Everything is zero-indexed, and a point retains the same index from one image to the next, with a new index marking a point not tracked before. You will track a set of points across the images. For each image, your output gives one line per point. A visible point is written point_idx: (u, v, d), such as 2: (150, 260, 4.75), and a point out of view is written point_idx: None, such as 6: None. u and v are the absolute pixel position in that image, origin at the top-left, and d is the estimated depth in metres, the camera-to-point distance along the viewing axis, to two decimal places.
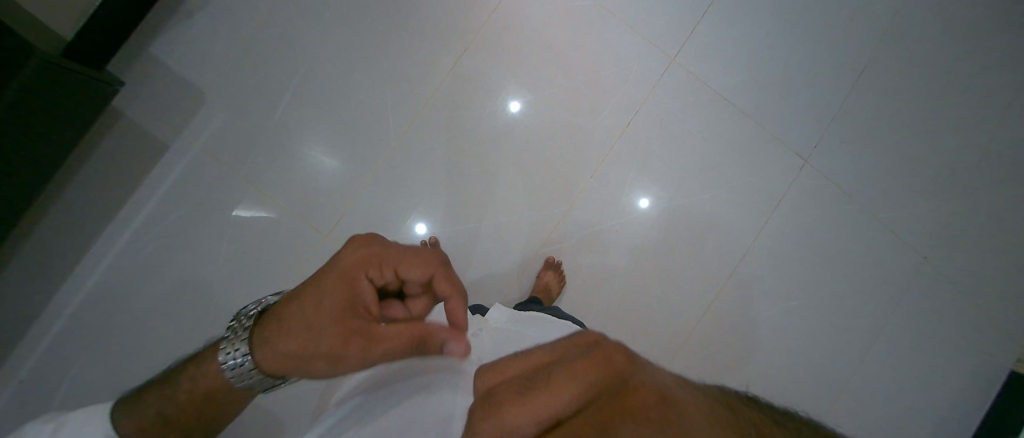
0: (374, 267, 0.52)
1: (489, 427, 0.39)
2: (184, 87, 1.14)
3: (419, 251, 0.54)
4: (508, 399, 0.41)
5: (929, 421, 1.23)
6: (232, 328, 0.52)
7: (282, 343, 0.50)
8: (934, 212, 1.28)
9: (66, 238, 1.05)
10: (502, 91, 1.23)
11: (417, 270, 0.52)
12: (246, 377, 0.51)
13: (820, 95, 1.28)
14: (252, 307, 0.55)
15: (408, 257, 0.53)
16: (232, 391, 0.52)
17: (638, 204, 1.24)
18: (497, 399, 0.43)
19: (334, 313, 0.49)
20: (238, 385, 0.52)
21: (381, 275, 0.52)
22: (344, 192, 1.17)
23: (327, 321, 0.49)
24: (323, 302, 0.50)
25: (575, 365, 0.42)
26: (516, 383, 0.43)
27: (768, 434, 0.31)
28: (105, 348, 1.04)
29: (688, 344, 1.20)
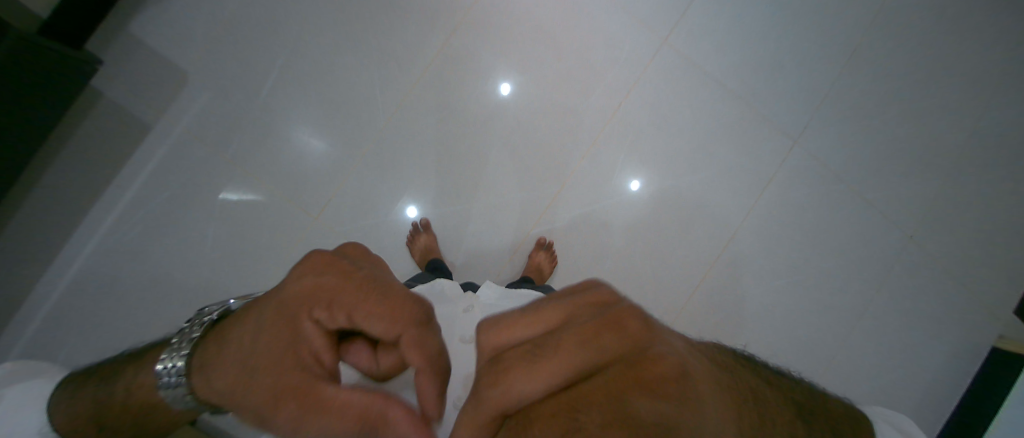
0: (326, 303, 0.34)
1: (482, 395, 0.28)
2: (165, 67, 1.12)
3: (388, 290, 0.34)
4: (505, 359, 0.28)
5: (910, 395, 1.27)
6: (182, 331, 0.43)
7: (218, 375, 0.37)
8: (921, 191, 1.29)
9: (51, 221, 1.04)
10: (492, 71, 1.22)
11: (380, 320, 0.33)
12: (177, 399, 0.41)
13: (812, 74, 1.28)
14: (212, 310, 0.45)
15: (370, 297, 0.34)
16: (164, 409, 0.43)
17: (630, 185, 1.24)
18: (501, 363, 0.29)
19: (269, 357, 0.33)
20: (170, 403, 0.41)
21: (332, 316, 0.34)
22: (333, 174, 1.16)
23: (260, 365, 0.33)
24: (259, 339, 0.35)
25: (610, 335, 0.29)
26: (527, 351, 0.29)
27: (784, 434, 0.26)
28: (94, 332, 1.04)
29: (678, 323, 1.22)
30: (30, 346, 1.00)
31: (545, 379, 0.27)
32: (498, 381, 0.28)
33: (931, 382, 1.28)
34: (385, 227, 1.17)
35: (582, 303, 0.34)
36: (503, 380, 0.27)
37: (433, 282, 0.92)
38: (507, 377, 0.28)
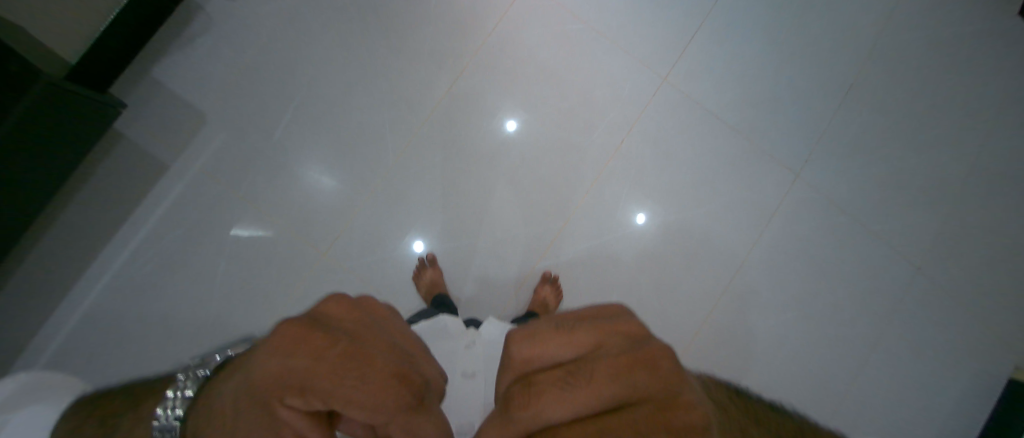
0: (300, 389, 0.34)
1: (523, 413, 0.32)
2: (185, 108, 1.16)
3: (372, 372, 0.34)
4: (545, 384, 0.33)
5: (929, 435, 1.23)
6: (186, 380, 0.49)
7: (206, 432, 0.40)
8: (926, 224, 1.30)
9: (65, 258, 1.06)
10: (498, 109, 1.26)
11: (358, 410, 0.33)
12: None
13: (810, 111, 1.31)
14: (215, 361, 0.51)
15: (351, 385, 0.33)
16: None
17: (634, 219, 1.25)
18: (535, 386, 0.33)
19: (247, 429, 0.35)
20: None
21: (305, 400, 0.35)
22: (342, 209, 1.19)
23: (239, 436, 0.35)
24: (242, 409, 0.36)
25: (633, 371, 0.33)
26: (558, 377, 0.33)
27: None
28: (101, 369, 1.03)
29: (687, 359, 1.20)
30: None
31: (570, 404, 0.31)
32: (530, 402, 0.32)
33: (951, 421, 1.24)
34: (392, 262, 1.19)
35: (611, 333, 0.38)
36: (536, 401, 0.32)
37: (435, 318, 0.89)
38: (539, 398, 0.32)
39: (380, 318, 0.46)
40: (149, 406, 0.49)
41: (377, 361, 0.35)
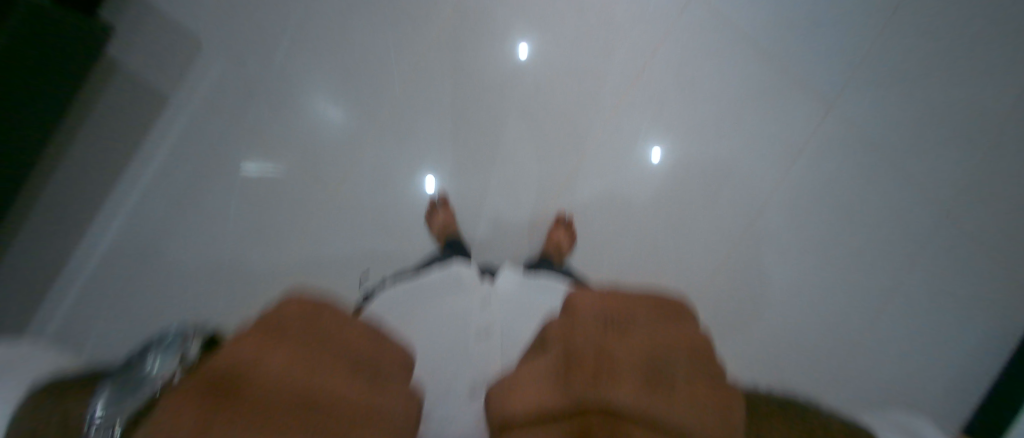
0: None
1: (591, 395, 0.30)
2: (178, 37, 1.10)
3: None
4: (627, 377, 0.31)
5: (941, 378, 1.22)
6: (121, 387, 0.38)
7: None
8: (972, 162, 1.20)
9: (79, 194, 1.07)
10: (508, 35, 1.16)
11: None
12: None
13: (855, 35, 1.18)
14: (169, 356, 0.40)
15: None
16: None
17: (653, 155, 1.19)
18: (614, 369, 0.32)
19: None
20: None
21: None
22: (349, 145, 1.15)
23: None
24: None
25: (718, 408, 0.31)
26: (641, 375, 0.31)
27: None
28: (126, 301, 1.07)
29: (700, 298, 1.20)
30: (68, 315, 1.05)
31: (647, 400, 0.29)
32: (600, 384, 0.30)
33: (965, 363, 1.23)
34: (403, 201, 1.17)
35: (679, 348, 0.36)
36: (614, 387, 0.30)
37: (450, 269, 0.86)
38: (620, 381, 0.30)
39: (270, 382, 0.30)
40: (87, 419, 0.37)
41: None
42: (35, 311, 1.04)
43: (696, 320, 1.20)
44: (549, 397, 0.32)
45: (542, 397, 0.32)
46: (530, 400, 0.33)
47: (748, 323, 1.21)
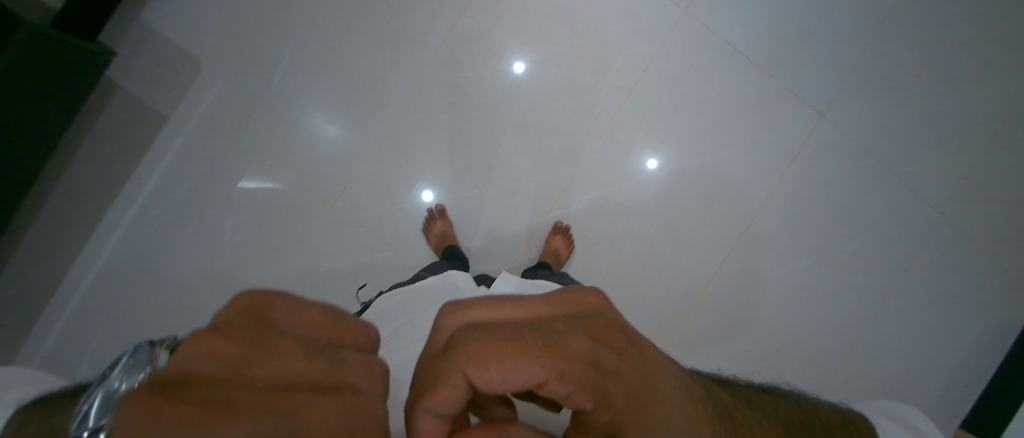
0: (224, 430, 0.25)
1: (451, 319, 0.39)
2: (178, 56, 1.11)
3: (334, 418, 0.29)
4: (478, 300, 0.41)
5: (937, 379, 1.23)
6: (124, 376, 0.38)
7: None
8: (959, 166, 1.22)
9: (76, 213, 1.07)
10: (504, 50, 1.18)
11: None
12: None
13: (842, 44, 1.21)
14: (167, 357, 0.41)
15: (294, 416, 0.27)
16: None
17: (647, 165, 1.20)
18: (465, 301, 0.41)
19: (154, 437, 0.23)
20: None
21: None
22: (347, 160, 1.16)
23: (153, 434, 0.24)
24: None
25: (561, 301, 0.42)
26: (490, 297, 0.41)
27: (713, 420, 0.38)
28: (122, 319, 1.07)
29: (698, 304, 1.20)
30: (64, 334, 1.04)
31: (496, 309, 0.39)
32: (458, 309, 0.40)
33: (963, 365, 1.24)
34: (400, 214, 1.17)
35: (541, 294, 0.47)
36: (467, 308, 0.40)
37: (446, 275, 0.87)
38: (471, 304, 0.40)
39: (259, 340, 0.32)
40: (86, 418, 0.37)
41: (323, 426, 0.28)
42: (29, 332, 1.03)
43: (694, 327, 1.20)
44: (430, 350, 0.39)
45: (426, 346, 0.39)
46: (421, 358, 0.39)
47: (747, 329, 1.21)
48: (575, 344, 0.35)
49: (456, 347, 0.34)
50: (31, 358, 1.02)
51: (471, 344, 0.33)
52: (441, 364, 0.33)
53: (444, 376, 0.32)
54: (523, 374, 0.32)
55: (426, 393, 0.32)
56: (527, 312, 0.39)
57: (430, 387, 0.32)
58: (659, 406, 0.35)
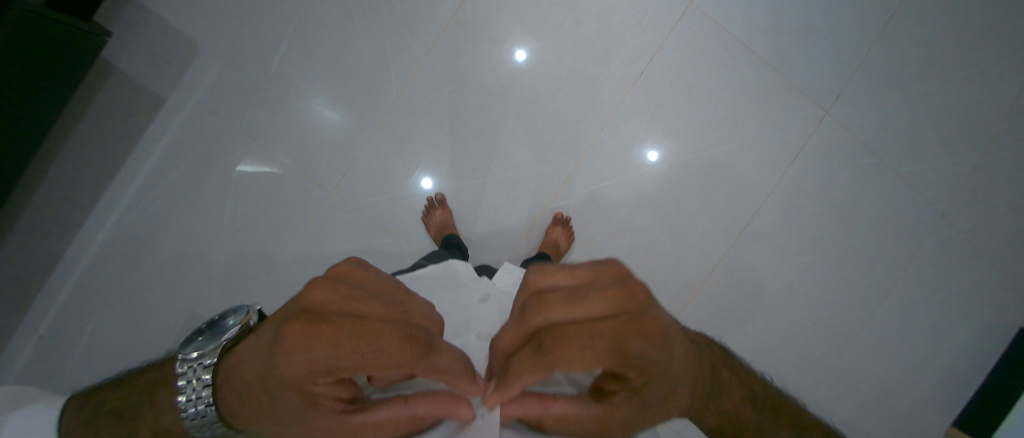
0: (271, 409, 0.47)
1: (535, 318, 0.48)
2: (175, 38, 1.10)
3: (305, 410, 0.45)
4: (554, 298, 0.48)
5: (934, 377, 1.23)
6: (190, 370, 0.50)
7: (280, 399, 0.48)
8: (962, 165, 1.21)
9: (71, 196, 1.05)
10: (507, 38, 1.16)
11: (320, 421, 0.46)
12: (203, 428, 0.50)
13: (847, 39, 1.19)
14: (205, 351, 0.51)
15: (287, 408, 0.45)
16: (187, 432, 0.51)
17: (649, 157, 1.19)
18: (545, 298, 0.48)
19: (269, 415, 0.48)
20: (199, 431, 0.50)
21: (284, 417, 0.47)
22: (346, 146, 1.15)
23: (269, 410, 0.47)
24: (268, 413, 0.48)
25: (620, 296, 0.48)
26: (563, 295, 0.48)
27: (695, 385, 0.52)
28: (119, 302, 1.06)
29: (697, 298, 1.20)
30: (60, 317, 1.03)
31: (571, 312, 0.47)
32: (542, 309, 0.48)
33: (959, 365, 1.23)
34: (400, 201, 1.16)
35: (605, 272, 0.52)
36: (547, 309, 0.47)
37: (445, 264, 0.88)
38: (550, 306, 0.47)
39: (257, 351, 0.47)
40: (165, 398, 0.51)
41: (302, 412, 0.45)
42: (24, 314, 1.02)
43: (693, 320, 1.20)
44: (511, 330, 0.49)
45: (515, 328, 0.49)
46: (509, 334, 0.50)
47: (745, 324, 1.21)
48: (633, 345, 0.45)
49: (546, 346, 0.45)
50: (26, 341, 1.01)
51: (560, 350, 0.44)
52: (536, 362, 0.45)
53: (541, 369, 0.45)
54: (588, 366, 0.45)
55: (523, 374, 0.46)
56: (594, 310, 0.47)
57: (526, 373, 0.46)
58: (677, 366, 0.48)
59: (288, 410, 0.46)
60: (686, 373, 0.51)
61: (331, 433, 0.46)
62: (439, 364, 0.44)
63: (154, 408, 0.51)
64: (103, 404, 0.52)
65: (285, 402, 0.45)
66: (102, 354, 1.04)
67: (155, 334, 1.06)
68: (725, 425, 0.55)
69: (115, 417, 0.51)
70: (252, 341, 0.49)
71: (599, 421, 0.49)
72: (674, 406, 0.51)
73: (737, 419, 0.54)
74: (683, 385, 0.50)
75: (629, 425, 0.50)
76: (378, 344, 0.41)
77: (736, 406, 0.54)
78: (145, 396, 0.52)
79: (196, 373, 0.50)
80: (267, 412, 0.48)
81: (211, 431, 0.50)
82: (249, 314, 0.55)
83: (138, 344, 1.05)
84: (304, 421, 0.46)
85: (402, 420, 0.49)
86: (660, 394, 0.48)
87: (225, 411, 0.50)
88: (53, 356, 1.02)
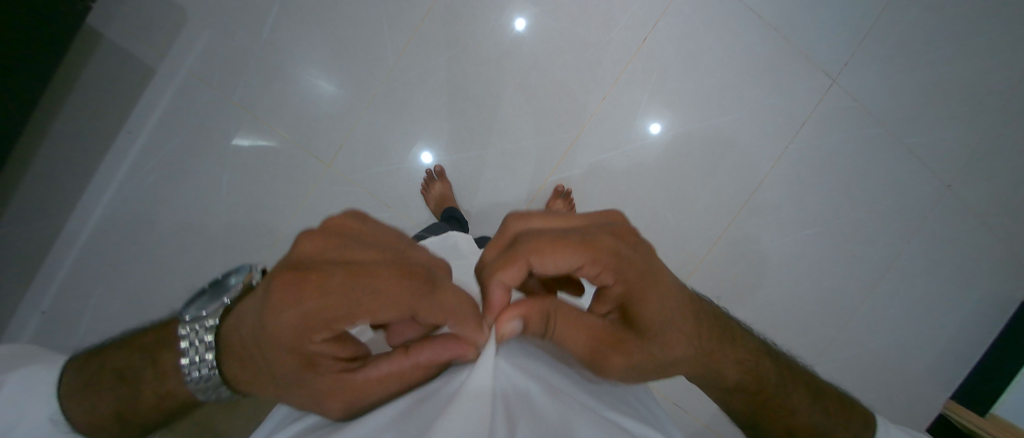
0: (260, 367, 0.46)
1: (516, 224, 0.50)
2: (163, 5, 1.06)
3: (298, 369, 0.44)
4: (536, 213, 0.51)
5: (933, 348, 1.23)
6: (192, 332, 0.49)
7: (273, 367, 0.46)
8: (971, 135, 1.19)
9: (64, 170, 1.04)
10: (506, 5, 1.12)
11: (319, 380, 0.44)
12: (207, 389, 0.49)
13: (859, 1, 1.15)
14: (207, 312, 0.49)
15: (281, 366, 0.44)
16: (191, 395, 0.50)
17: (652, 128, 1.17)
18: (526, 213, 0.52)
19: (264, 379, 0.46)
20: (205, 394, 0.49)
21: (277, 378, 0.45)
22: (343, 119, 1.13)
23: (264, 373, 0.46)
24: (262, 376, 0.46)
25: (597, 217, 0.53)
26: (544, 213, 0.52)
27: (702, 320, 0.51)
28: (120, 277, 1.07)
29: (697, 270, 1.20)
30: (62, 292, 1.04)
31: (550, 222, 0.50)
32: (523, 218, 0.51)
33: (959, 336, 1.24)
34: (399, 175, 1.15)
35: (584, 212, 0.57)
36: (529, 219, 0.51)
37: (446, 236, 0.88)
38: (531, 216, 0.51)
39: (249, 317, 0.45)
40: (164, 361, 0.49)
41: (299, 372, 0.44)
42: (27, 288, 1.03)
43: (693, 292, 1.20)
44: (493, 245, 0.51)
45: (495, 242, 0.50)
46: (491, 248, 0.51)
47: (746, 296, 1.21)
48: (609, 244, 0.48)
49: (520, 240, 0.47)
50: (28, 315, 1.02)
51: (532, 239, 0.46)
52: (512, 254, 0.47)
53: (514, 260, 0.46)
54: (565, 260, 0.46)
55: (497, 269, 0.47)
56: (573, 222, 0.51)
57: (503, 269, 0.47)
58: (666, 282, 0.50)
59: (283, 372, 0.44)
60: (679, 303, 0.50)
61: (335, 394, 0.45)
62: (442, 304, 0.43)
63: (154, 371, 0.49)
64: (100, 367, 0.51)
65: (280, 360, 0.43)
66: (106, 328, 1.05)
67: (157, 308, 1.07)
68: (746, 382, 0.54)
69: (114, 380, 0.49)
70: (243, 306, 0.47)
71: (591, 334, 0.49)
72: (676, 338, 0.49)
73: (756, 375, 0.54)
74: (676, 310, 0.50)
75: (624, 344, 0.49)
76: (373, 285, 0.41)
77: (753, 357, 0.54)
78: (148, 358, 0.50)
79: (200, 335, 0.49)
80: (265, 378, 0.46)
81: (215, 393, 0.49)
82: (251, 273, 0.53)
83: (141, 318, 1.06)
84: (302, 386, 0.45)
85: (401, 372, 0.47)
86: (653, 312, 0.48)
87: (228, 375, 0.49)
88: (57, 329, 1.03)
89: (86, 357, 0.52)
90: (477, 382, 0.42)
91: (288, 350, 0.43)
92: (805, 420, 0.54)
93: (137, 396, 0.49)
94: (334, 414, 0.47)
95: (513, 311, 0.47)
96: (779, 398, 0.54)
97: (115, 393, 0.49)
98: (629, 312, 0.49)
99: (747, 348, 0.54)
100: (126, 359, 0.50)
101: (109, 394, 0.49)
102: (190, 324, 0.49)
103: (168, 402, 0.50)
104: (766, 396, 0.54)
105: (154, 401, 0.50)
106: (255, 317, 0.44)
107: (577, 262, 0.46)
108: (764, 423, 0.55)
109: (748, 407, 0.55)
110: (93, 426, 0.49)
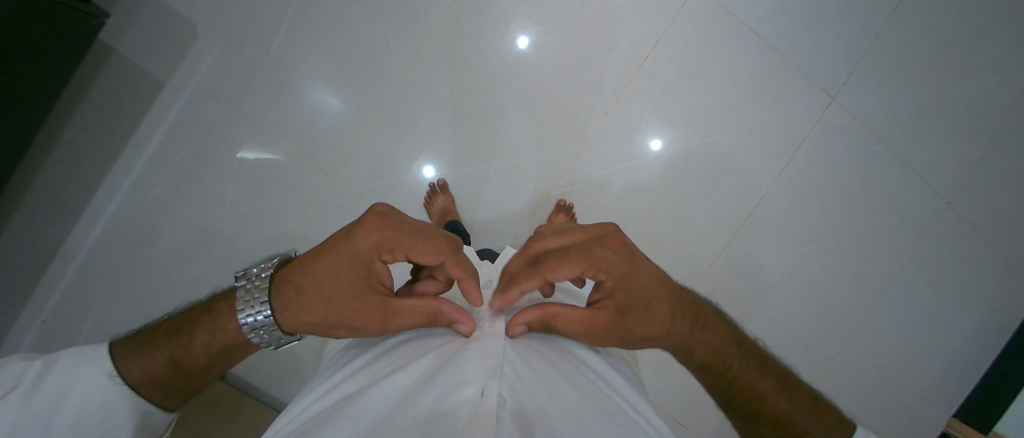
0: (312, 292, 0.52)
1: (529, 246, 0.53)
2: (175, 21, 1.09)
3: (352, 292, 0.51)
4: (545, 232, 0.54)
5: (935, 367, 1.22)
6: (246, 285, 0.53)
7: (318, 297, 0.52)
8: (969, 153, 1.19)
9: (70, 180, 1.05)
10: (510, 23, 1.14)
11: (364, 302, 0.51)
12: (262, 333, 0.52)
13: (856, 23, 1.18)
14: (261, 268, 0.54)
15: (334, 290, 0.51)
16: (245, 341, 0.53)
17: (653, 145, 1.18)
18: (538, 231, 0.54)
19: (312, 302, 0.52)
20: (257, 339, 0.53)
21: (325, 301, 0.52)
22: (347, 133, 1.14)
23: (315, 299, 0.52)
24: (311, 299, 0.52)
25: (595, 228, 0.54)
26: (551, 228, 0.54)
27: (678, 310, 0.56)
28: (121, 287, 1.07)
29: (699, 285, 1.20)
30: (64, 300, 1.05)
31: (559, 239, 0.53)
32: (535, 238, 0.53)
33: (963, 355, 1.22)
34: (402, 188, 1.16)
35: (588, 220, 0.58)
36: (540, 238, 0.53)
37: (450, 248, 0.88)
38: (541, 235, 0.53)
39: (319, 249, 0.53)
40: (221, 313, 0.53)
41: (351, 296, 0.51)
42: (29, 296, 1.03)
43: None
44: (516, 259, 0.54)
45: (517, 258, 0.54)
46: (513, 261, 0.54)
47: (746, 312, 1.21)
48: (605, 254, 0.50)
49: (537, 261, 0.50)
50: (29, 324, 1.03)
51: (548, 262, 0.49)
52: (532, 272, 0.50)
53: (533, 274, 0.50)
54: (570, 274, 0.49)
55: (522, 283, 0.51)
56: (576, 236, 0.53)
57: (525, 280, 0.50)
58: (647, 280, 0.53)
59: (334, 295, 0.51)
60: (658, 295, 0.54)
61: (372, 318, 0.52)
62: (464, 261, 0.51)
63: (210, 322, 0.53)
64: (157, 330, 0.54)
65: (337, 284, 0.51)
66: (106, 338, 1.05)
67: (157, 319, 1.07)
68: (712, 360, 0.58)
69: (171, 335, 0.53)
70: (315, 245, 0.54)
71: (587, 326, 0.53)
72: (655, 320, 0.54)
73: (721, 355, 0.57)
74: (651, 296, 0.54)
75: (611, 329, 0.53)
76: (431, 235, 0.49)
77: (722, 340, 0.58)
78: (204, 314, 0.55)
79: (255, 282, 0.53)
80: (320, 300, 0.52)
81: (267, 336, 0.53)
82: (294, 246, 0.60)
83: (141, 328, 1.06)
84: (353, 304, 0.51)
85: (427, 312, 0.52)
86: (632, 298, 0.52)
87: (281, 314, 0.52)
88: (57, 338, 1.04)
89: (139, 329, 0.55)
90: (464, 395, 0.41)
91: (353, 273, 0.51)
92: (774, 406, 0.56)
93: (193, 345, 0.52)
94: (371, 332, 0.53)
95: (519, 319, 0.53)
96: (744, 382, 0.57)
97: (169, 348, 0.52)
98: (617, 301, 0.52)
99: (718, 331, 0.59)
100: (182, 319, 0.54)
101: (162, 352, 0.51)
102: (244, 280, 0.53)
103: (220, 351, 0.53)
104: (732, 377, 0.57)
105: (207, 349, 0.53)
106: (329, 247, 0.52)
107: (581, 273, 0.50)
108: (737, 402, 0.58)
109: (718, 386, 0.59)
110: (152, 382, 0.51)
